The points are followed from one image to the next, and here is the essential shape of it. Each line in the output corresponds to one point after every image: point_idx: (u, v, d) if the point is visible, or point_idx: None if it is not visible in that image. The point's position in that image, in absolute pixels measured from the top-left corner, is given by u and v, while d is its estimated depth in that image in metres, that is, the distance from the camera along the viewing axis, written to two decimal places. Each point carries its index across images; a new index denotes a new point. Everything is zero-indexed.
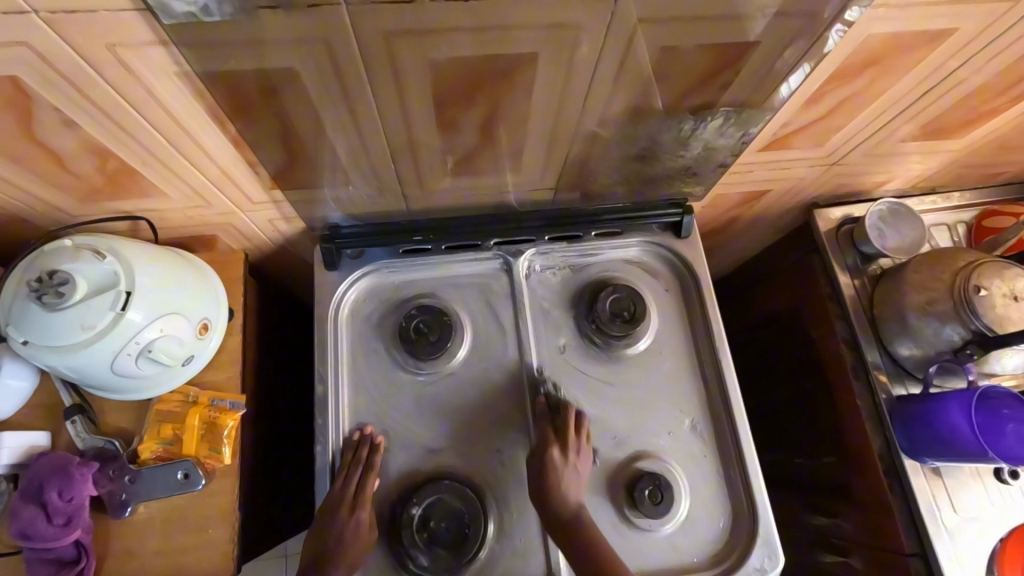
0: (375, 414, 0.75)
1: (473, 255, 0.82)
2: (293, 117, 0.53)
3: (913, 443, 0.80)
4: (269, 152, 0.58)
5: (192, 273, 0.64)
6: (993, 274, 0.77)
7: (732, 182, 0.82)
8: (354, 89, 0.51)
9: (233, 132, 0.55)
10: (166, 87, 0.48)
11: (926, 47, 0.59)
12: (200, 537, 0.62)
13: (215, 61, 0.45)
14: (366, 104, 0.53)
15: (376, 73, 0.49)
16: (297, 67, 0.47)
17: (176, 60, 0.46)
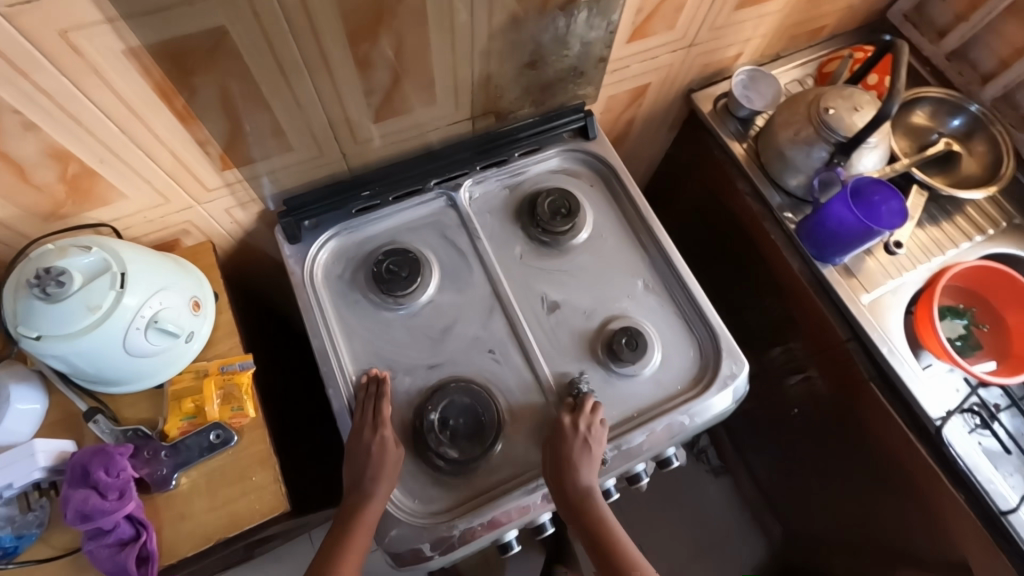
0: (372, 353, 0.82)
1: (419, 198, 0.91)
2: (232, 80, 0.61)
3: (818, 248, 0.96)
4: (216, 123, 0.66)
5: (171, 258, 0.70)
6: (836, 96, 0.94)
7: (617, 79, 0.96)
8: (279, 40, 0.60)
9: (181, 106, 0.62)
10: (115, 67, 0.55)
11: None
12: (248, 485, 0.67)
13: (156, 31, 0.53)
14: (291, 53, 0.62)
15: (295, 19, 0.58)
16: (228, 25, 0.56)
17: (121, 37, 0.53)
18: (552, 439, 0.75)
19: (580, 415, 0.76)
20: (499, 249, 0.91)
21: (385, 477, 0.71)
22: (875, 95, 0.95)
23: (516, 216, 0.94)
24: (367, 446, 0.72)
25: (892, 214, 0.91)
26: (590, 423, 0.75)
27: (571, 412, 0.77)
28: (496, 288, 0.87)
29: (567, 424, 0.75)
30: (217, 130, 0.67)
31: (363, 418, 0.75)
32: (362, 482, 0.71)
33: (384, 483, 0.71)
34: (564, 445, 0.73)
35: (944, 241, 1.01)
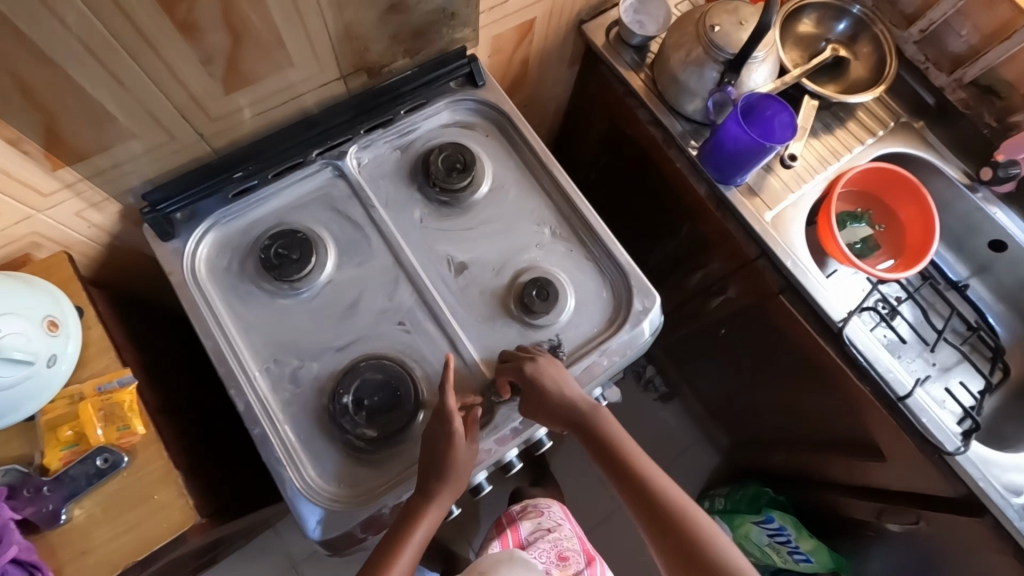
0: (274, 344, 0.78)
1: (301, 172, 0.84)
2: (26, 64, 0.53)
3: (718, 169, 0.96)
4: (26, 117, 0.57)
5: (12, 277, 0.62)
6: (721, 10, 0.92)
7: (497, 17, 0.90)
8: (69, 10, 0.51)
9: None
10: None
11: None
12: (151, 505, 0.63)
13: None
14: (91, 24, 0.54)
15: None
16: None
17: None
18: (517, 380, 0.75)
19: (542, 355, 0.77)
20: (397, 215, 0.86)
21: (428, 466, 0.70)
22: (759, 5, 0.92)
23: (412, 177, 0.88)
24: (440, 442, 0.70)
25: (784, 128, 0.92)
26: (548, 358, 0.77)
27: (530, 356, 0.77)
28: (398, 257, 0.83)
29: (528, 363, 0.75)
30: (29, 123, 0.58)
31: (442, 415, 0.71)
32: (429, 482, 0.70)
33: (449, 483, 0.70)
34: (540, 381, 0.74)
35: (838, 148, 1.03)
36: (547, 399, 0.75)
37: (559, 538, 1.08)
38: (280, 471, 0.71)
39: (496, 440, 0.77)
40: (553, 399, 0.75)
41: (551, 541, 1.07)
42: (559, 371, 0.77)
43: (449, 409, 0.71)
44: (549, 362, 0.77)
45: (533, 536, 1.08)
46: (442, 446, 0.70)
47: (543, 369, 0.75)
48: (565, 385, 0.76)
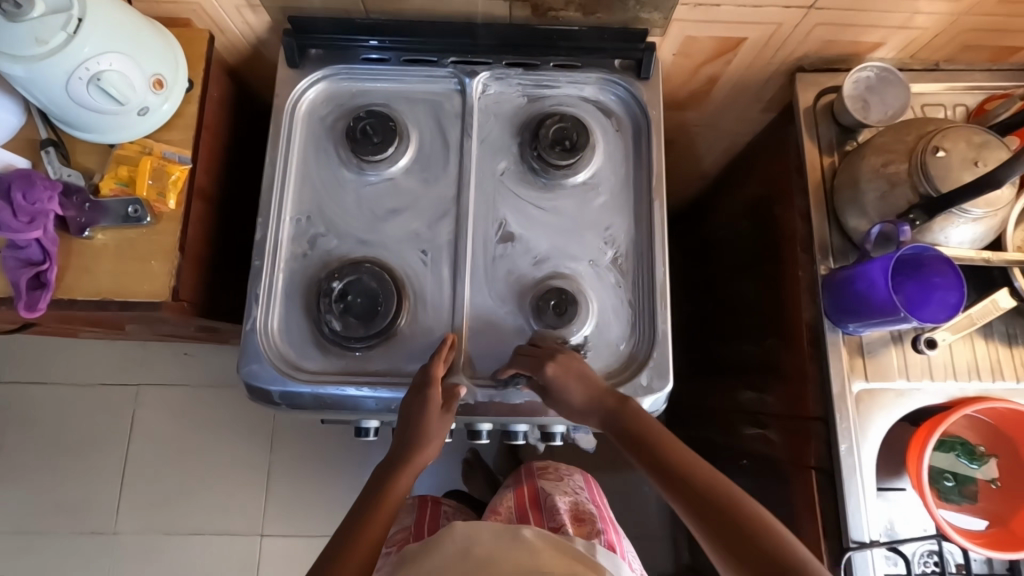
0: (316, 203, 0.81)
1: (429, 71, 0.84)
2: None
3: (834, 306, 0.79)
4: None
5: (151, 29, 0.70)
6: (960, 137, 0.72)
7: (699, 18, 0.79)
8: None
9: None
10: None
11: None
12: (145, 265, 0.71)
13: None
14: None
15: None
16: None
17: None
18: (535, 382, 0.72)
19: (551, 352, 0.73)
20: (485, 157, 0.83)
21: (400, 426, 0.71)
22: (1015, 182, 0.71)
23: (521, 130, 0.84)
24: (415, 408, 0.70)
25: (942, 307, 0.73)
26: (553, 350, 0.73)
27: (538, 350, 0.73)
28: (459, 194, 0.81)
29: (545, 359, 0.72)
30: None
31: (424, 379, 0.72)
32: (400, 445, 0.71)
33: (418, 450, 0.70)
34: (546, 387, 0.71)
35: (1001, 368, 0.80)
36: (567, 403, 0.71)
37: (582, 504, 0.92)
38: (251, 307, 0.75)
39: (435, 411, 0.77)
40: (580, 403, 0.70)
41: (568, 502, 0.92)
42: (573, 364, 0.72)
43: (433, 375, 0.72)
44: (563, 359, 0.72)
45: (548, 495, 0.93)
46: (421, 407, 0.70)
47: (564, 365, 0.71)
48: (587, 381, 0.71)
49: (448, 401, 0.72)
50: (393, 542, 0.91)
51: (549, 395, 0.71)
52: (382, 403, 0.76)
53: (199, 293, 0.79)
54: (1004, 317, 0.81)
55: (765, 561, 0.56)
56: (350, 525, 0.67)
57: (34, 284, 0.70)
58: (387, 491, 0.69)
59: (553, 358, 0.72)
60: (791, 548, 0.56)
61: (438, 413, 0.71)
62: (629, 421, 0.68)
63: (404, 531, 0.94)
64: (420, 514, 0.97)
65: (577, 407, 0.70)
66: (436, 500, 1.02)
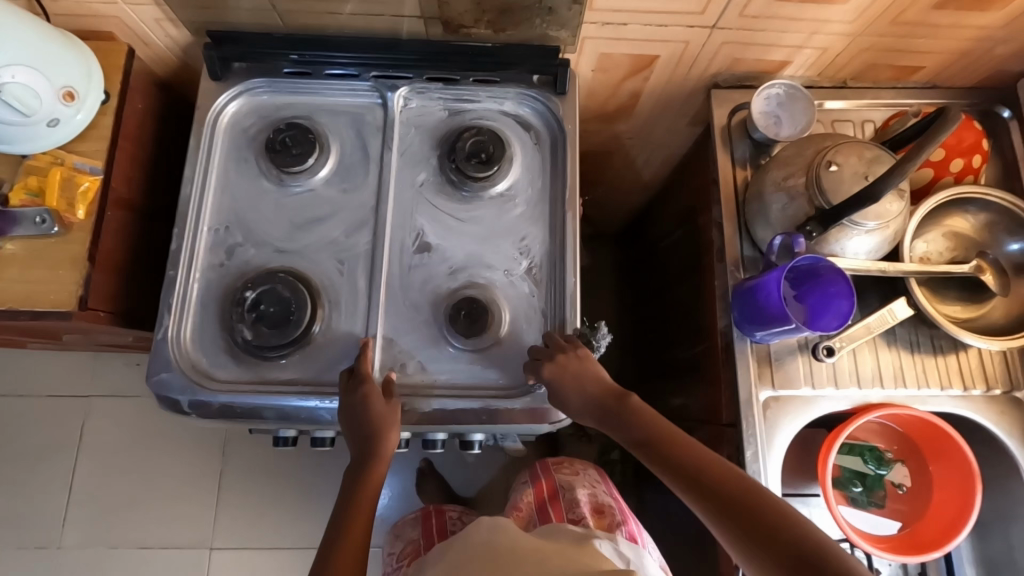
0: (235, 214, 0.82)
1: (350, 84, 0.85)
2: None
3: (741, 315, 0.81)
4: None
5: (62, 41, 0.71)
6: (852, 151, 0.75)
7: (609, 36, 0.81)
8: None
9: None
10: None
11: None
12: (52, 274, 0.72)
13: None
14: None
15: None
16: None
17: None
18: (550, 376, 0.72)
19: (568, 348, 0.74)
20: (404, 169, 0.85)
21: (355, 429, 0.71)
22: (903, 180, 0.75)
23: (440, 143, 0.86)
24: (359, 406, 0.71)
25: (837, 315, 0.76)
26: (564, 347, 0.74)
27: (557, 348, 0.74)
28: (378, 205, 0.83)
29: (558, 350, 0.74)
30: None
31: (359, 377, 0.73)
32: (358, 445, 0.71)
33: (374, 446, 0.70)
34: (566, 375, 0.71)
35: (903, 376, 0.83)
36: (566, 399, 0.72)
37: (598, 494, 0.90)
38: (163, 315, 0.76)
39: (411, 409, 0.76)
40: (575, 405, 0.71)
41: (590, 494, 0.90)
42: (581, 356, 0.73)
43: (360, 372, 0.73)
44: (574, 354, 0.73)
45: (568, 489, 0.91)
46: (363, 405, 0.71)
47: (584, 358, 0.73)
48: (584, 383, 0.71)
49: (386, 390, 0.74)
50: (405, 556, 0.93)
51: (547, 393, 0.73)
52: (293, 413, 0.76)
53: (117, 302, 0.80)
54: (906, 325, 0.84)
55: (785, 548, 0.55)
56: (329, 539, 0.67)
57: None
58: (359, 497, 0.70)
59: (552, 359, 0.73)
60: (816, 537, 0.55)
61: (383, 402, 0.72)
62: (634, 414, 0.68)
63: (414, 542, 0.95)
64: (427, 522, 0.98)
65: (574, 407, 0.71)
66: (441, 509, 1.01)
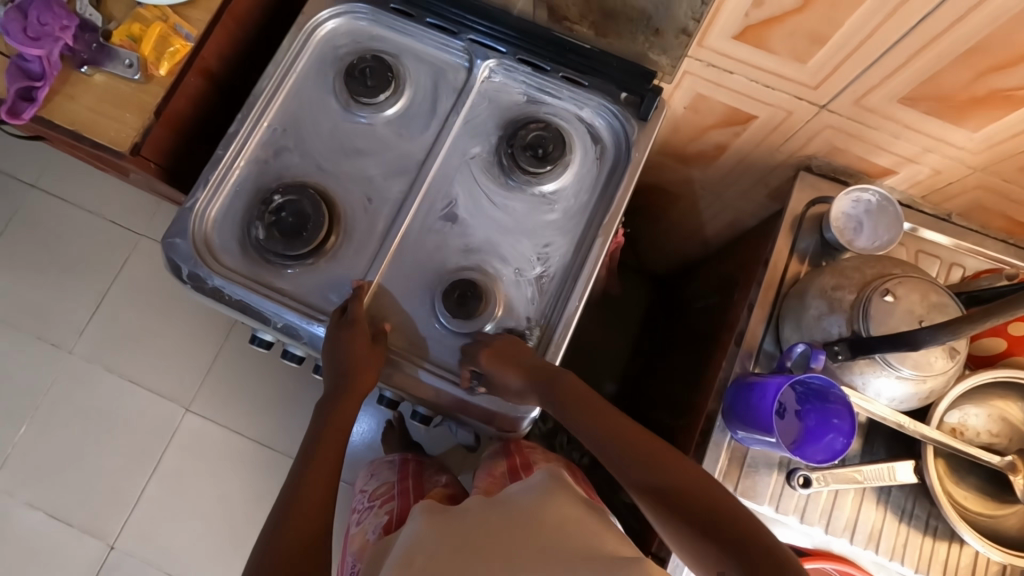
0: (295, 120, 0.85)
1: (446, 40, 0.86)
2: None
3: (729, 406, 0.76)
4: None
5: None
6: (917, 288, 0.68)
7: (711, 78, 0.77)
8: None
9: None
10: None
11: None
12: (119, 115, 0.77)
13: None
14: None
15: None
16: None
17: None
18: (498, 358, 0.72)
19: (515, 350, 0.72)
20: (462, 137, 0.85)
21: (337, 367, 0.73)
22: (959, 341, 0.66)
23: (506, 125, 0.85)
24: (343, 344, 0.73)
25: (826, 449, 0.70)
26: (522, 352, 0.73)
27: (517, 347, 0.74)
28: (425, 161, 0.83)
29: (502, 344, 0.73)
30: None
31: (350, 319, 0.74)
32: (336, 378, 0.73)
33: (350, 388, 0.73)
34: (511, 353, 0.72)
35: (877, 540, 0.75)
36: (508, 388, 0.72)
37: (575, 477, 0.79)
38: (197, 188, 0.80)
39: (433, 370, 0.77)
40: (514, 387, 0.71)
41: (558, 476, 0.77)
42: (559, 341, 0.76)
43: (352, 314, 0.74)
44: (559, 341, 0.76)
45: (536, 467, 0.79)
46: (348, 344, 0.73)
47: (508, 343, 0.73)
48: (522, 363, 0.72)
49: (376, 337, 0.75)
50: (379, 495, 0.91)
51: (487, 379, 0.73)
52: (272, 320, 0.79)
53: (169, 160, 0.85)
54: (904, 489, 0.76)
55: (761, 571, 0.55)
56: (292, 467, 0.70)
57: (24, 95, 0.76)
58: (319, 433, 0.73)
59: (488, 346, 0.73)
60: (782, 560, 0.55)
61: (367, 346, 0.73)
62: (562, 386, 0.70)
63: (388, 484, 0.94)
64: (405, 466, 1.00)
65: (512, 390, 0.71)
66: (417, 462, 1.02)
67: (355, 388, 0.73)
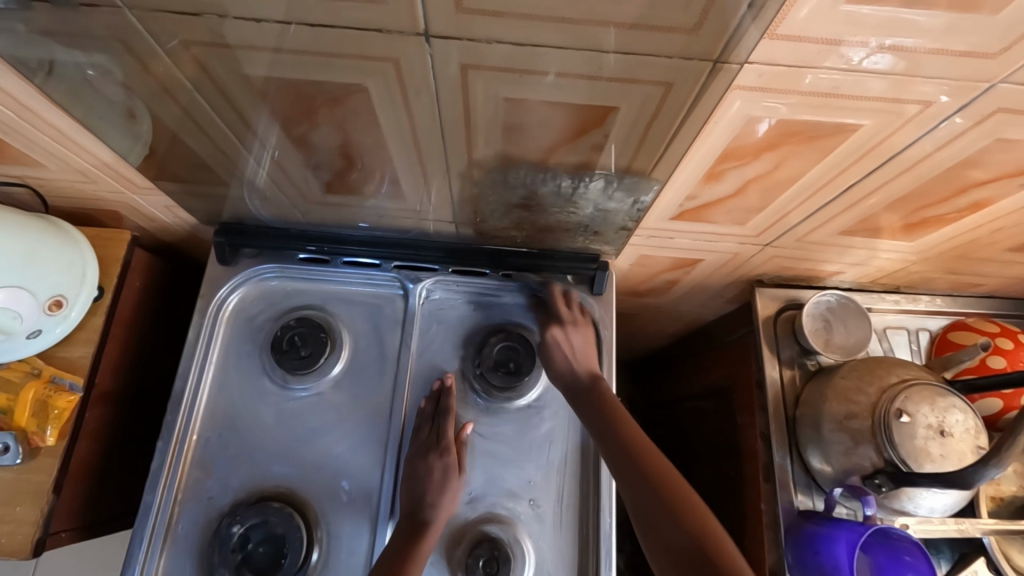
0: (229, 420, 0.73)
1: (369, 275, 0.79)
2: (141, 94, 0.52)
3: (798, 562, 0.72)
4: (119, 133, 0.58)
5: (56, 232, 0.66)
6: (924, 398, 0.67)
7: (654, 245, 0.75)
8: (165, 75, 0.49)
9: (75, 113, 0.55)
10: (9, 70, 0.50)
11: (824, 155, 0.53)
12: (7, 511, 0.62)
13: (48, 37, 0.46)
14: (201, 105, 0.53)
15: (193, 75, 0.48)
16: (106, 52, 0.47)
17: (16, 52, 0.48)
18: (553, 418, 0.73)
19: None
20: (422, 370, 0.77)
21: None
22: (980, 426, 0.67)
23: (463, 342, 0.78)
24: (434, 476, 0.68)
25: None
26: None
27: None
28: (392, 414, 0.74)
29: None
30: (129, 133, 0.58)
31: (440, 443, 0.70)
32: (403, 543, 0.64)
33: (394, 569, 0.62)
34: None
35: None
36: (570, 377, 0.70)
37: None
38: (132, 553, 0.66)
39: (509, 448, 0.75)
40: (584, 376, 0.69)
41: None
42: None
43: (445, 436, 0.70)
44: None
45: None
46: (439, 478, 0.68)
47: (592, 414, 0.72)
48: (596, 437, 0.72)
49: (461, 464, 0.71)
50: None
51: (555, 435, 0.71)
52: None
53: (93, 513, 0.70)
54: None
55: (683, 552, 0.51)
56: None
57: None
58: None
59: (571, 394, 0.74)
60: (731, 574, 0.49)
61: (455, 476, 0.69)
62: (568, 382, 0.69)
63: None
64: None
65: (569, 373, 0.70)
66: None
67: (436, 517, 0.66)
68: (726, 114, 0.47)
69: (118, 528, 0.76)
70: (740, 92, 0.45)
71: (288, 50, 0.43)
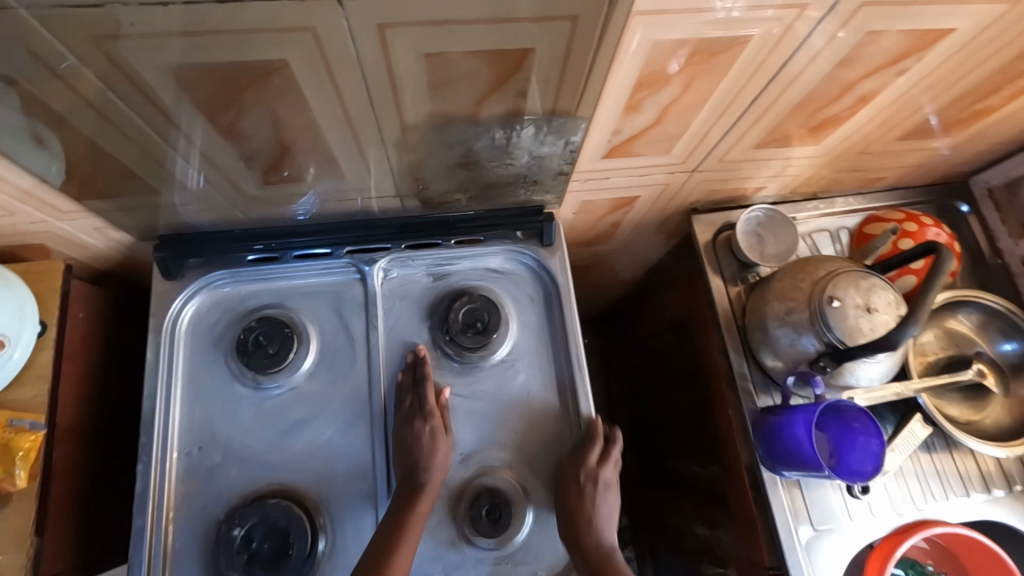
0: (208, 430, 0.72)
1: (323, 264, 0.79)
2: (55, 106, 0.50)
3: (768, 453, 0.79)
4: (33, 153, 0.56)
5: None
6: (850, 282, 0.75)
7: (593, 188, 0.79)
8: (77, 79, 0.48)
9: None
10: None
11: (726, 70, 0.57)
12: None
13: None
14: (120, 109, 0.52)
15: (108, 76, 0.48)
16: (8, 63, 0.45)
17: None
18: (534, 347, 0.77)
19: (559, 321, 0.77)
20: (393, 346, 0.78)
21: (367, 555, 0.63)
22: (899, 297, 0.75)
23: (429, 311, 0.80)
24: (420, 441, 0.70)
25: (867, 454, 0.74)
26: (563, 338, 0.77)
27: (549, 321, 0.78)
28: (372, 392, 0.75)
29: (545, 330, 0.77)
30: (43, 151, 0.56)
31: (423, 409, 0.72)
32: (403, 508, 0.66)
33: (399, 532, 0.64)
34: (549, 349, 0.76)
35: (929, 486, 0.82)
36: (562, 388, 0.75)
37: None
38: None
39: (492, 401, 0.78)
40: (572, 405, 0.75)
41: None
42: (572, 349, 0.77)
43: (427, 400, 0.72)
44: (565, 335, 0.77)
45: None
46: (429, 441, 0.70)
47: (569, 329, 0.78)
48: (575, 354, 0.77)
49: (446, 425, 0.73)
50: None
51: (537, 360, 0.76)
52: None
53: (82, 550, 0.68)
54: None
55: None
56: None
57: None
58: None
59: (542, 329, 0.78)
60: None
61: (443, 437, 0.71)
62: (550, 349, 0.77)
63: None
64: None
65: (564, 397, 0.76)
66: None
67: (432, 478, 0.69)
68: (632, 41, 0.51)
69: (111, 564, 0.74)
70: (640, 18, 0.48)
71: (202, 33, 0.43)
